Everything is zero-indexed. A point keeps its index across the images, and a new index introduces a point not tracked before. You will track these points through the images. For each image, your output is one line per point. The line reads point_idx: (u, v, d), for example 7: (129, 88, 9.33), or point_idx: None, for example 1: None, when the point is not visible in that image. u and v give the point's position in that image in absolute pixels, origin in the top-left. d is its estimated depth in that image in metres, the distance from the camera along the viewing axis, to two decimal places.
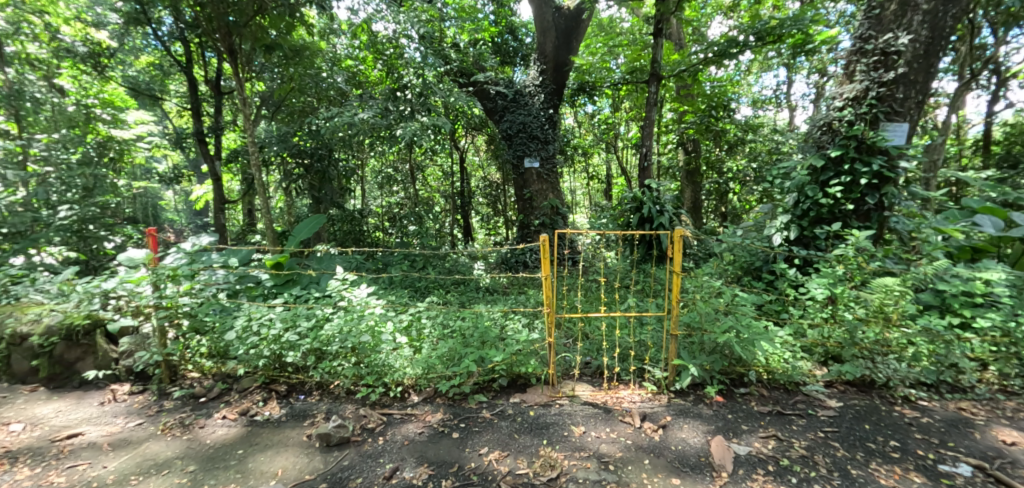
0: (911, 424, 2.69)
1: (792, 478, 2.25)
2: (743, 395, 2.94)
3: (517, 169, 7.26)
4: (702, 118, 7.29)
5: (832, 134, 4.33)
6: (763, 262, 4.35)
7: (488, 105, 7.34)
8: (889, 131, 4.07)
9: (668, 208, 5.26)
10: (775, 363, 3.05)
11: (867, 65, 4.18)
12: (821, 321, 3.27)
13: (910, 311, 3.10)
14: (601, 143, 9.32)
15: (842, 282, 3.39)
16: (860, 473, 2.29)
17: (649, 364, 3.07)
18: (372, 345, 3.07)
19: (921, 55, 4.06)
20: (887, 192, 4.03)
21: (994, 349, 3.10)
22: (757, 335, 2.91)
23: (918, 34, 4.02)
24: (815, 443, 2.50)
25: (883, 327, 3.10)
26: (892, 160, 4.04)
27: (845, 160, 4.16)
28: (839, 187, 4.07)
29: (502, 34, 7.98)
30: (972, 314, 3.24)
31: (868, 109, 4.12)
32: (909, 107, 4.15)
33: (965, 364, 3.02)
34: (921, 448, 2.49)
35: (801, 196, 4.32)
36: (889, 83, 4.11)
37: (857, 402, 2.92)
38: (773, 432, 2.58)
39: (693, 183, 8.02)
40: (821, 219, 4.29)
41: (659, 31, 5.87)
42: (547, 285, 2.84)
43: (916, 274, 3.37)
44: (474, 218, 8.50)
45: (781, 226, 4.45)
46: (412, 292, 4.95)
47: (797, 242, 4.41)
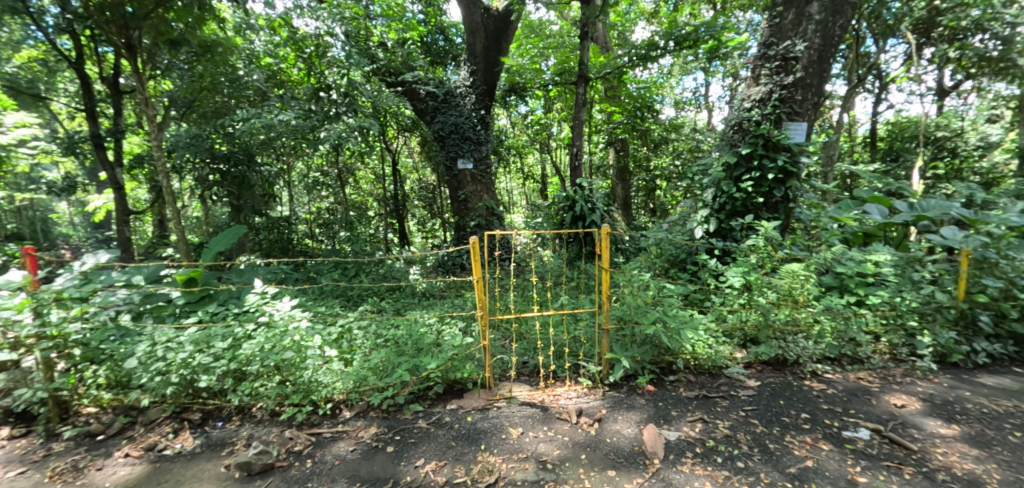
0: (818, 396, 2.97)
1: (717, 458, 2.37)
2: (672, 382, 3.07)
3: (450, 171, 7.17)
4: (628, 118, 7.59)
5: (743, 133, 4.64)
6: (687, 254, 4.55)
7: (418, 106, 7.18)
8: (791, 130, 4.43)
9: (600, 206, 5.43)
10: (700, 349, 3.19)
11: (770, 69, 4.54)
12: (740, 307, 3.54)
13: (814, 293, 3.44)
14: (534, 144, 9.56)
15: (756, 270, 3.64)
16: (776, 446, 2.47)
17: (584, 360, 3.12)
18: (297, 361, 2.90)
19: (816, 60, 4.47)
20: (791, 185, 4.36)
21: (885, 323, 3.66)
22: (682, 324, 3.03)
23: (812, 42, 4.44)
24: (737, 422, 2.66)
25: (792, 309, 3.41)
26: (794, 156, 4.41)
27: (754, 156, 4.46)
28: (750, 181, 4.37)
29: (432, 33, 7.86)
30: (865, 292, 3.76)
31: (772, 110, 4.46)
32: (807, 108, 4.54)
33: (860, 338, 3.40)
34: (828, 418, 2.74)
35: (718, 192, 4.61)
36: (789, 86, 4.49)
37: (772, 379, 3.15)
38: (699, 415, 2.72)
39: (623, 181, 8.24)
40: (736, 212, 4.57)
41: (586, 34, 6.07)
42: (479, 288, 2.77)
43: (818, 260, 3.75)
44: (410, 221, 8.37)
45: (701, 219, 4.71)
46: (344, 302, 4.79)
47: (716, 235, 4.68)
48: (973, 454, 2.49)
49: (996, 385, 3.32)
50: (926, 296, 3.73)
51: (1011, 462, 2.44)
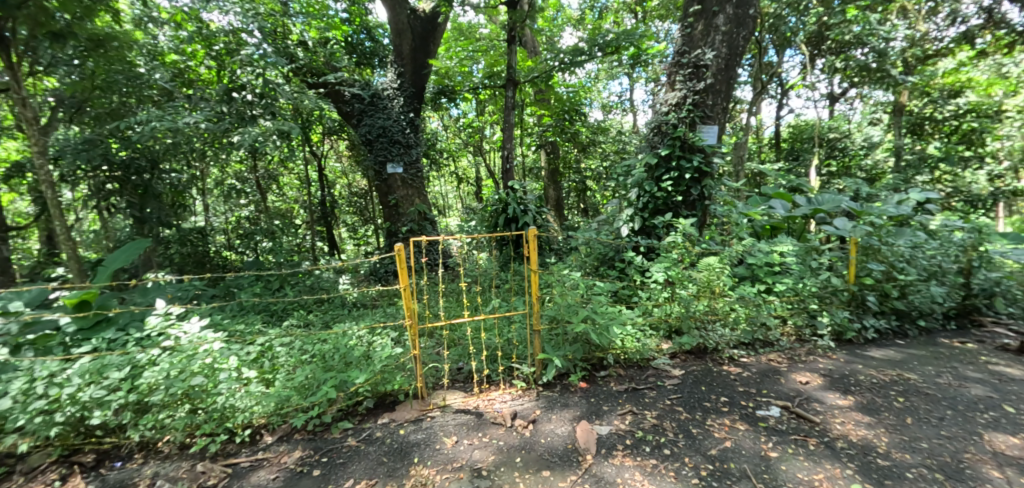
0: (735, 379, 3.19)
1: (646, 447, 2.47)
2: (603, 378, 3.18)
3: (380, 176, 6.96)
4: (557, 121, 7.76)
5: (661, 136, 4.91)
6: (615, 252, 4.74)
7: (343, 108, 6.95)
8: (704, 132, 4.73)
9: (532, 207, 5.51)
10: (629, 343, 3.32)
11: (684, 76, 4.83)
12: (664, 300, 3.72)
13: (728, 284, 3.70)
14: (467, 147, 9.54)
15: (678, 265, 3.86)
16: (699, 431, 2.62)
17: (517, 362, 3.14)
18: (209, 387, 2.66)
19: (723, 68, 4.83)
20: (706, 184, 4.67)
21: (791, 307, 4.01)
22: (610, 320, 3.13)
23: (720, 51, 4.79)
24: (664, 411, 2.80)
25: (710, 299, 3.65)
26: (708, 157, 4.73)
27: (672, 157, 4.72)
28: (669, 181, 4.62)
29: (357, 33, 7.58)
30: (773, 281, 4.12)
31: (687, 114, 4.75)
32: (717, 112, 4.88)
33: (769, 323, 3.70)
34: (744, 399, 2.96)
35: (641, 191, 4.84)
36: (701, 91, 4.80)
37: (695, 367, 3.35)
38: (629, 407, 2.83)
39: (555, 183, 8.37)
40: (659, 210, 4.81)
41: (512, 38, 6.14)
42: (406, 296, 2.70)
43: (732, 253, 4.04)
44: (340, 228, 8.04)
45: (627, 218, 4.92)
46: (266, 318, 4.50)
47: (641, 232, 4.90)
48: (865, 421, 2.79)
49: (882, 357, 3.75)
50: (823, 281, 4.14)
51: (894, 425, 2.75)
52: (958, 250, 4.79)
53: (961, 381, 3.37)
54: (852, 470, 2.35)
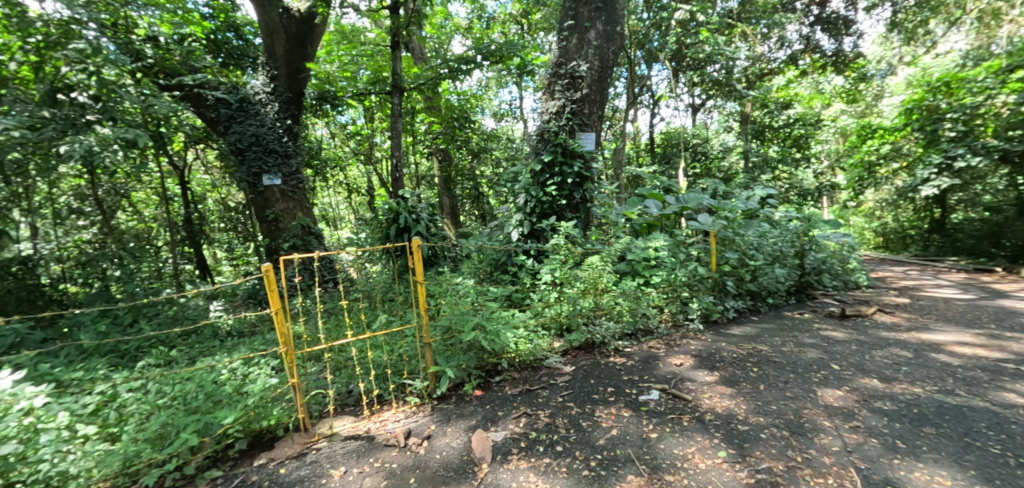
0: (620, 369, 3.43)
1: (540, 447, 2.55)
2: (498, 383, 3.22)
3: (254, 188, 6.35)
4: (446, 128, 7.71)
5: (545, 143, 5.13)
6: (507, 257, 4.85)
7: (207, 114, 6.26)
8: (582, 139, 5.04)
9: (424, 216, 5.41)
10: (521, 346, 3.41)
11: (562, 86, 5.11)
12: (554, 301, 3.89)
13: (610, 280, 3.98)
14: (357, 155, 9.13)
15: (564, 265, 4.06)
16: (588, 423, 2.77)
17: (409, 378, 3.06)
18: (27, 455, 2.19)
19: (597, 79, 5.18)
20: (587, 187, 4.98)
21: (665, 297, 4.41)
22: (500, 326, 3.19)
23: (593, 63, 5.14)
24: (556, 408, 2.91)
25: (595, 296, 3.89)
26: (587, 162, 5.05)
27: (555, 163, 4.96)
28: (553, 185, 4.84)
29: (221, 30, 6.86)
30: (649, 274, 4.50)
31: (566, 122, 5.01)
32: (593, 120, 5.23)
33: (648, 313, 4.03)
34: (628, 387, 3.19)
35: (528, 196, 5.00)
36: (578, 101, 5.10)
37: (584, 362, 3.54)
38: (523, 410, 2.89)
39: (448, 191, 8.36)
40: (545, 213, 5.01)
41: (396, 44, 6.00)
42: (280, 321, 2.49)
43: (612, 251, 4.35)
44: (211, 248, 7.20)
45: (516, 223, 5.06)
46: (115, 359, 3.86)
47: (530, 236, 5.06)
48: (728, 393, 3.16)
49: (740, 333, 4.29)
50: (691, 271, 4.63)
51: (750, 393, 3.16)
52: (794, 236, 5.66)
53: (799, 347, 3.98)
54: (718, 439, 2.64)
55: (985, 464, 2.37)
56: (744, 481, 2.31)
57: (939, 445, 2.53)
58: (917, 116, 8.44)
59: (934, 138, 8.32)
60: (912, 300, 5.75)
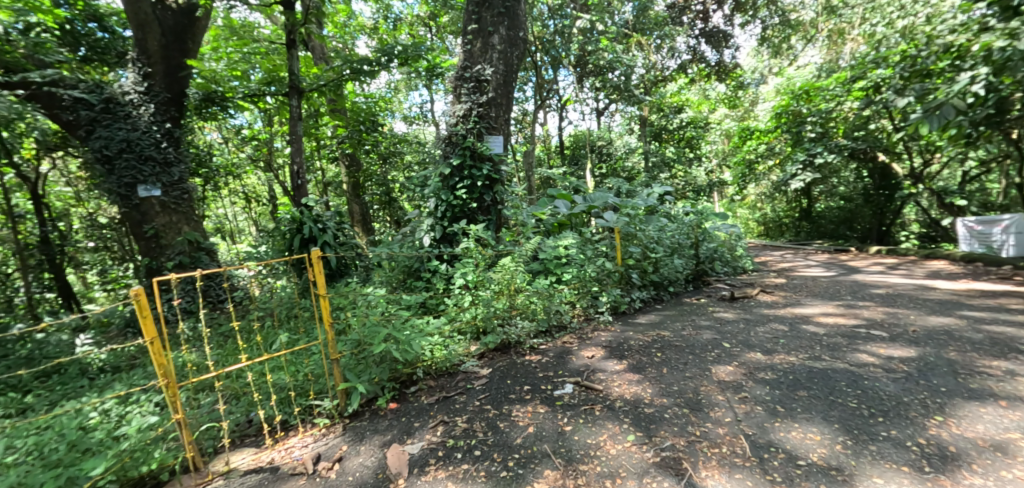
0: (535, 367, 3.54)
1: (458, 454, 2.54)
2: (414, 393, 3.18)
3: (126, 200, 5.60)
4: (352, 133, 7.20)
5: (453, 146, 5.11)
6: (420, 263, 4.78)
7: (63, 117, 5.39)
8: (491, 141, 5.09)
9: (331, 225, 5.11)
10: (436, 353, 3.40)
11: (468, 89, 5.13)
12: (468, 305, 3.91)
13: (522, 281, 4.09)
14: (254, 162, 8.45)
15: (477, 268, 4.10)
16: (505, 424, 2.82)
17: (316, 399, 2.92)
18: None
19: (502, 83, 5.27)
20: (497, 190, 5.04)
21: (576, 293, 4.61)
22: (412, 335, 3.15)
23: (497, 67, 5.21)
24: (474, 412, 2.93)
25: (508, 297, 3.97)
26: (496, 165, 5.11)
27: (464, 167, 4.98)
28: (463, 189, 4.84)
29: (82, 21, 5.81)
30: (560, 271, 4.68)
31: (473, 125, 5.04)
32: (501, 123, 5.31)
33: (560, 310, 4.19)
34: (543, 383, 3.29)
35: (438, 201, 4.95)
36: (484, 104, 5.15)
37: (500, 363, 3.61)
38: (440, 418, 2.87)
39: (357, 196, 8.17)
40: (456, 217, 5.01)
41: (292, 42, 5.63)
42: (156, 352, 2.23)
43: (524, 252, 4.46)
44: (79, 272, 6.28)
45: (428, 228, 5.03)
46: None
47: (443, 241, 5.02)
48: (635, 379, 3.38)
49: (645, 322, 4.60)
50: (599, 266, 4.87)
51: (655, 377, 3.40)
52: (689, 229, 6.19)
53: (696, 330, 4.36)
54: (627, 424, 2.81)
55: (845, 417, 2.75)
56: (651, 460, 2.48)
57: (808, 406, 2.90)
58: (785, 120, 9.56)
59: (798, 138, 9.48)
60: (787, 280, 6.55)
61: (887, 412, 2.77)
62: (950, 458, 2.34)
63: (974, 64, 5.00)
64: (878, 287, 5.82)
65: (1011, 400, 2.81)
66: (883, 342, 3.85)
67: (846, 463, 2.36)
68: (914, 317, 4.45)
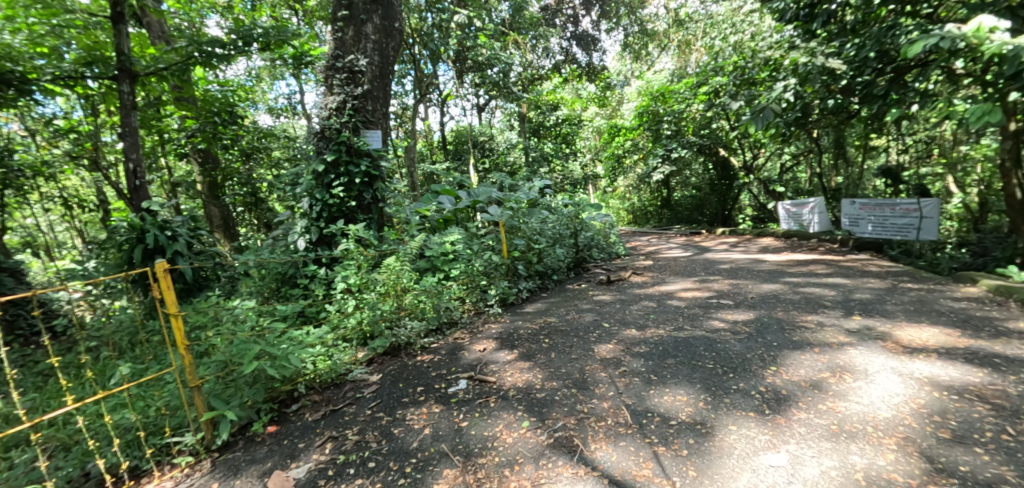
0: (428, 366, 3.51)
1: (350, 470, 2.41)
2: (296, 412, 2.97)
3: None
4: (204, 125, 6.21)
5: (326, 141, 4.75)
6: (295, 269, 4.42)
7: None
8: (368, 136, 4.86)
9: (184, 232, 4.41)
10: (320, 364, 3.22)
11: (340, 80, 4.81)
12: (352, 310, 3.73)
13: (409, 280, 4.02)
14: (74, 159, 7.01)
15: (359, 270, 3.93)
16: (400, 429, 2.75)
17: (176, 435, 2.57)
18: None
19: (378, 76, 5.08)
20: (377, 187, 4.85)
21: (465, 288, 4.64)
22: (290, 349, 2.93)
23: (372, 59, 5.00)
24: (365, 423, 2.81)
25: (395, 298, 3.88)
26: (375, 161, 4.92)
27: (340, 163, 4.69)
28: (340, 187, 4.57)
29: None
30: (448, 268, 4.68)
31: (348, 118, 4.76)
32: (378, 117, 5.10)
33: (450, 306, 4.21)
34: (437, 382, 3.28)
35: (312, 200, 4.58)
36: (359, 96, 4.90)
37: (391, 367, 3.52)
38: (328, 434, 2.72)
39: (215, 198, 7.22)
40: (334, 217, 4.70)
41: (117, 16, 4.71)
42: None
43: (410, 250, 4.38)
44: None
45: (302, 230, 4.60)
46: None
47: (320, 243, 4.67)
48: (525, 366, 3.51)
49: (532, 310, 4.80)
50: (486, 260, 4.95)
51: (544, 362, 3.56)
52: (568, 220, 6.60)
53: (579, 313, 4.67)
54: (521, 411, 2.91)
55: (704, 377, 3.16)
56: (545, 442, 2.59)
57: (675, 371, 3.28)
58: (646, 118, 10.64)
59: (658, 135, 10.60)
60: (653, 262, 7.33)
61: (736, 368, 3.24)
62: (782, 400, 2.81)
63: (785, 76, 6.04)
64: (723, 262, 6.80)
65: (821, 346, 3.48)
66: (727, 310, 4.51)
67: (708, 416, 2.71)
68: (751, 286, 5.28)
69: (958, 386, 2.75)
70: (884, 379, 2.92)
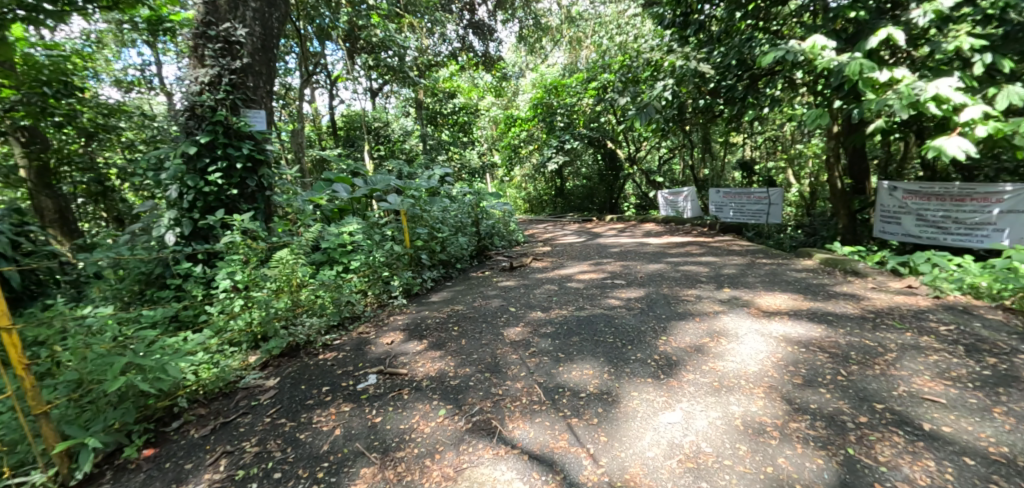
0: (332, 365, 3.33)
1: (253, 484, 2.21)
2: (178, 429, 2.63)
3: None
4: (30, 97, 4.90)
5: (198, 120, 4.16)
6: (164, 268, 3.82)
7: None
8: (250, 117, 4.37)
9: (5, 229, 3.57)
10: (204, 373, 2.89)
11: (214, 51, 4.23)
12: (239, 310, 3.36)
13: (305, 274, 3.74)
14: None
15: (246, 266, 3.56)
16: (307, 433, 2.58)
17: (16, 475, 2.12)
18: None
19: (260, 49, 4.58)
20: (262, 173, 4.39)
21: (367, 280, 4.44)
22: (166, 358, 2.56)
23: (253, 29, 4.49)
24: (265, 431, 2.59)
25: (290, 294, 3.59)
26: (259, 144, 4.44)
27: (216, 145, 4.15)
28: (218, 174, 4.05)
29: None
30: (347, 260, 4.43)
31: (225, 95, 4.21)
32: (261, 96, 4.61)
33: (351, 300, 4.00)
34: (344, 380, 3.12)
35: (182, 188, 3.99)
36: (238, 71, 4.37)
37: (290, 369, 3.27)
38: (222, 449, 2.46)
39: (48, 187, 5.68)
40: (211, 207, 4.15)
41: None
42: None
43: (305, 241, 4.05)
44: None
45: (169, 223, 3.94)
46: None
47: (194, 237, 4.10)
48: (437, 355, 3.49)
49: (439, 300, 4.76)
50: (388, 250, 4.75)
51: (455, 350, 3.57)
52: (469, 208, 6.63)
53: (485, 300, 4.75)
54: (437, 399, 2.90)
55: (606, 351, 3.44)
56: (464, 427, 2.62)
57: (580, 348, 3.51)
58: (540, 110, 11.04)
59: (552, 127, 11.07)
60: (551, 247, 7.72)
61: (632, 341, 3.57)
62: (673, 364, 3.18)
63: (665, 76, 6.68)
64: (613, 246, 7.38)
65: (700, 315, 3.98)
66: (620, 289, 4.92)
67: (612, 386, 2.96)
68: (639, 266, 5.82)
69: (804, 341, 3.35)
70: (751, 339, 3.44)
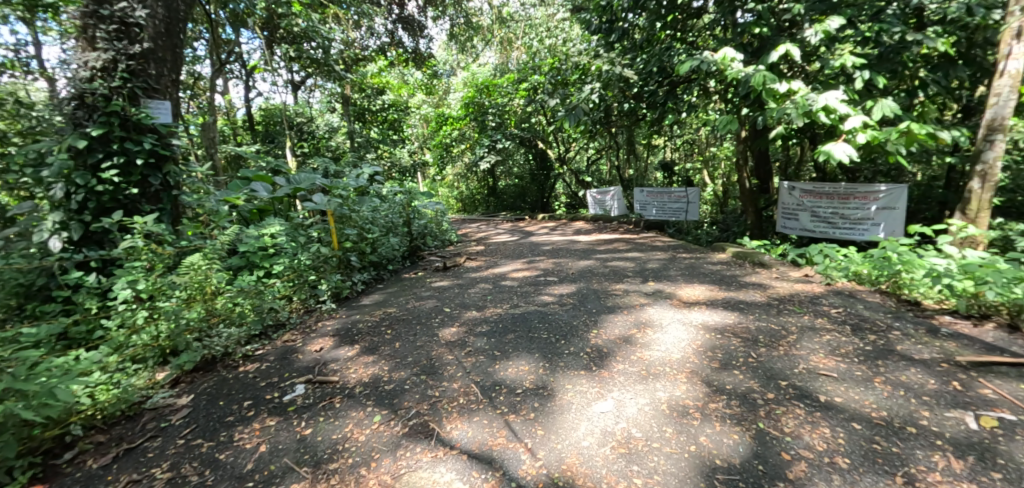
0: (254, 377, 3.11)
1: None
2: (72, 461, 2.33)
3: None
4: None
5: (89, 110, 3.69)
6: (48, 278, 3.35)
7: None
8: (153, 108, 3.97)
9: None
10: (103, 395, 2.59)
11: (107, 32, 3.79)
12: (142, 323, 3.03)
13: (222, 280, 3.46)
14: None
15: (150, 273, 3.23)
16: (228, 453, 2.39)
17: None
18: None
19: (162, 33, 4.18)
20: (168, 170, 4.02)
21: (292, 285, 4.19)
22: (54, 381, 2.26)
23: (154, 11, 4.08)
24: (179, 455, 2.38)
25: (204, 303, 3.30)
26: (163, 138, 4.06)
27: (111, 139, 3.73)
28: (114, 170, 3.64)
29: None
30: (268, 264, 4.15)
31: (122, 83, 3.79)
32: (165, 85, 4.20)
33: (275, 307, 3.76)
34: (268, 392, 2.93)
35: (70, 187, 3.52)
36: (137, 56, 3.95)
37: (206, 385, 3.02)
38: (127, 479, 2.22)
39: None
40: (106, 209, 3.72)
41: None
42: None
43: (221, 244, 3.74)
44: None
45: (53, 226, 3.39)
46: None
47: (84, 243, 3.63)
48: (370, 361, 3.37)
49: (370, 303, 4.61)
50: (314, 253, 4.50)
51: (389, 354, 3.48)
52: (400, 208, 6.47)
53: (419, 301, 4.67)
54: (371, 405, 2.81)
55: (540, 346, 3.52)
56: (400, 432, 2.56)
57: (516, 345, 3.56)
58: (472, 109, 11.02)
59: (484, 126, 11.09)
60: (485, 246, 7.74)
61: (565, 335, 3.68)
62: (603, 355, 3.32)
63: (592, 80, 6.93)
64: (545, 244, 7.55)
65: (628, 308, 4.18)
66: (553, 286, 5.05)
67: (547, 380, 3.04)
68: (570, 263, 6.00)
69: (720, 327, 3.63)
70: (673, 328, 3.68)
